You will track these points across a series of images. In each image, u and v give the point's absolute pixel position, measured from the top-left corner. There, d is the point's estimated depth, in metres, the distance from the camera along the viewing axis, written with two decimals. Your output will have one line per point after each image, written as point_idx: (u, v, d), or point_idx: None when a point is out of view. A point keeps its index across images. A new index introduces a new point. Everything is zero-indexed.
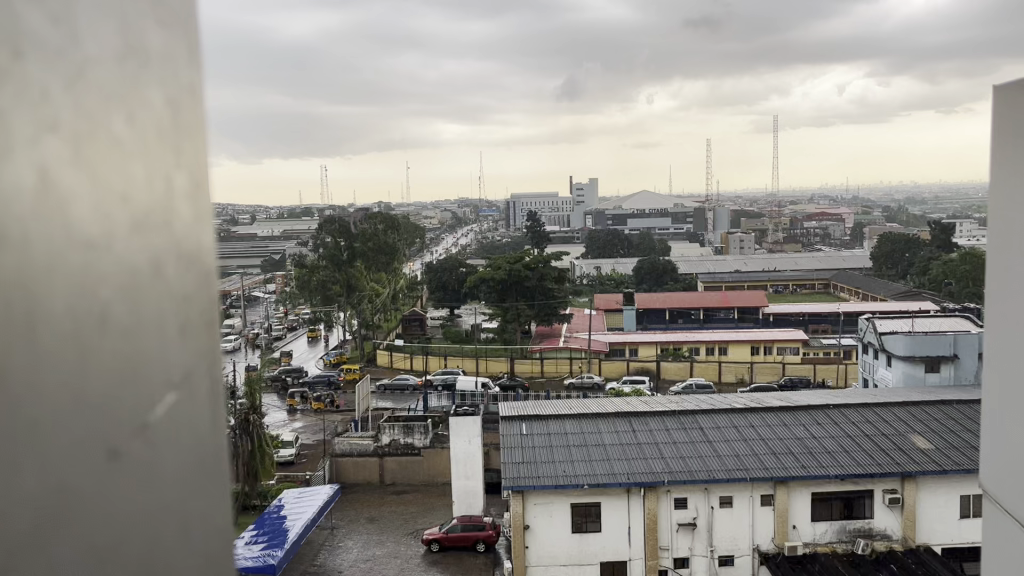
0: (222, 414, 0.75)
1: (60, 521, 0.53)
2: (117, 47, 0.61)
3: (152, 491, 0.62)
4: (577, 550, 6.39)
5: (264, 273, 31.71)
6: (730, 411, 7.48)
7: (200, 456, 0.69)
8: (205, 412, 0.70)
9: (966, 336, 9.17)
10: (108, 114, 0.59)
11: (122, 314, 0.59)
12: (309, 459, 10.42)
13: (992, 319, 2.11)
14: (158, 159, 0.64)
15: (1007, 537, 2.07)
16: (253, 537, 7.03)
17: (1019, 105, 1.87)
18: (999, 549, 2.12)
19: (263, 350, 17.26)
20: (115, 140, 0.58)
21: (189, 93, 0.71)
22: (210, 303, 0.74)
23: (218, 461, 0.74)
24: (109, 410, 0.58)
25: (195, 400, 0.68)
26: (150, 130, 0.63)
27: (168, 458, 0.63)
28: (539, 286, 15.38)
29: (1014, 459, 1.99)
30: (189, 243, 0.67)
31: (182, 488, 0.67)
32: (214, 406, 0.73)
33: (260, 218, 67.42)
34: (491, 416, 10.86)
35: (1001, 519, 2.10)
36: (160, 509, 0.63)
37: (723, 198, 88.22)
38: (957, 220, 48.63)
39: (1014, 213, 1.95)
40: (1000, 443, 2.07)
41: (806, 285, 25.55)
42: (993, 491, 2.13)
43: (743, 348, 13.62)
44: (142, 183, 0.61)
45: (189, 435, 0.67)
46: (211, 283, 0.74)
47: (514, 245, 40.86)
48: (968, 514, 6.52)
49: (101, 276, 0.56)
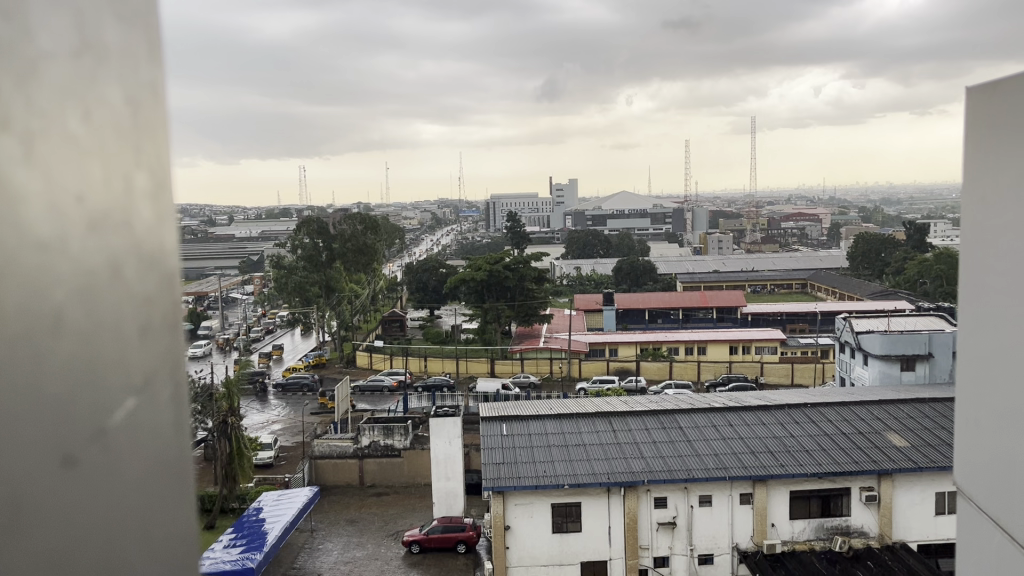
0: (184, 418, 0.88)
1: (13, 523, 0.65)
2: (74, 43, 0.71)
3: (112, 491, 0.76)
4: (558, 551, 6.41)
5: (242, 274, 31.54)
6: (709, 411, 7.54)
7: (161, 458, 0.83)
8: (168, 415, 0.84)
9: (940, 334, 9.31)
10: (65, 117, 0.70)
11: (79, 317, 0.71)
12: (288, 462, 10.38)
13: (965, 318, 2.15)
14: (115, 160, 0.75)
15: (982, 536, 2.09)
16: (231, 541, 6.97)
17: (991, 106, 1.91)
18: (975, 547, 2.14)
19: (238, 353, 17.01)
20: (69, 136, 0.70)
21: (151, 92, 0.82)
22: (173, 308, 0.86)
23: (182, 472, 0.88)
24: (65, 421, 0.70)
25: (155, 403, 0.81)
26: (106, 131, 0.74)
27: (125, 459, 0.77)
28: (520, 285, 15.37)
29: (989, 458, 2.02)
30: (150, 244, 0.79)
31: (142, 500, 0.80)
32: (178, 406, 0.86)
33: (238, 219, 67.09)
34: (471, 418, 10.81)
35: (976, 518, 2.12)
36: (119, 509, 0.77)
37: (701, 199, 88.22)
38: (933, 220, 48.69)
39: (995, 218, 1.95)
40: (975, 442, 2.10)
41: (784, 285, 25.63)
42: (968, 490, 2.16)
43: (721, 348, 13.81)
44: (98, 190, 0.72)
45: (150, 437, 0.81)
46: (177, 287, 0.87)
47: (494, 246, 40.72)
48: (944, 511, 6.63)
49: (56, 276, 0.67)
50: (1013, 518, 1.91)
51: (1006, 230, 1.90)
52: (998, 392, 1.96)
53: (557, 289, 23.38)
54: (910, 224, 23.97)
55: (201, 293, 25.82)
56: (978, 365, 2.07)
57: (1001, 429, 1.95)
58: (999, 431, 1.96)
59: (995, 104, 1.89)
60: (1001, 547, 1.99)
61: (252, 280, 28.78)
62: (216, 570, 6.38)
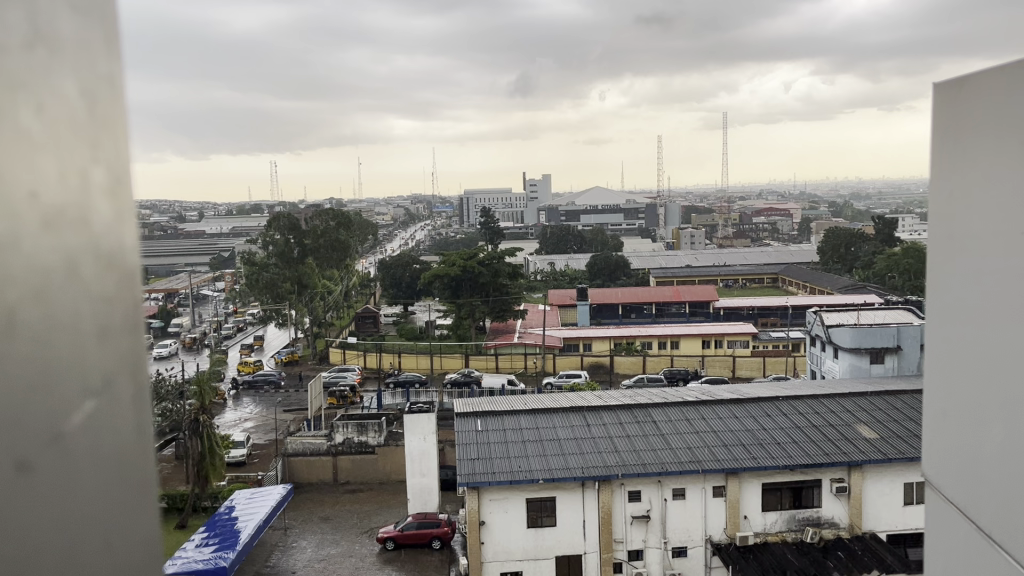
0: (146, 419, 0.85)
1: None
2: (24, 34, 0.67)
3: (73, 488, 0.73)
4: (533, 545, 6.40)
5: (213, 271, 31.18)
6: (682, 405, 7.58)
7: (121, 459, 0.80)
8: (128, 417, 0.81)
9: (909, 327, 9.42)
10: (16, 108, 0.66)
11: (34, 319, 0.67)
12: (261, 460, 10.28)
13: (931, 315, 2.17)
14: (70, 151, 0.72)
15: (950, 526, 2.10)
16: (204, 539, 6.89)
17: (958, 103, 1.92)
18: (941, 538, 2.16)
19: (208, 351, 16.73)
20: (20, 131, 0.66)
21: (108, 88, 0.79)
22: (133, 307, 0.83)
23: (142, 479, 0.85)
24: (20, 426, 0.67)
25: (114, 407, 0.78)
26: (62, 128, 0.71)
27: (81, 460, 0.74)
28: (493, 282, 15.37)
29: (956, 448, 2.03)
30: (108, 244, 0.76)
31: (105, 511, 0.78)
32: (138, 409, 0.84)
33: (209, 213, 66.17)
34: (444, 414, 10.74)
35: (944, 509, 2.13)
36: (78, 510, 0.74)
37: (674, 195, 88.23)
38: (901, 214, 48.91)
39: (958, 213, 1.97)
40: (942, 434, 2.11)
41: (756, 280, 25.73)
42: (936, 482, 2.18)
43: (694, 342, 13.89)
44: (54, 184, 0.69)
45: (110, 439, 0.78)
46: (136, 287, 0.84)
47: (468, 242, 40.56)
48: (912, 501, 6.70)
49: (10, 273, 0.64)
50: (979, 507, 1.92)
51: (967, 225, 1.93)
52: (962, 383, 1.99)
53: (531, 283, 23.37)
54: (878, 219, 24.12)
55: (170, 290, 25.49)
56: (944, 358, 2.09)
57: (965, 421, 1.98)
58: (964, 417, 1.98)
59: (960, 103, 1.91)
60: (966, 536, 2.01)
61: (223, 277, 28.50)
62: (188, 569, 6.29)
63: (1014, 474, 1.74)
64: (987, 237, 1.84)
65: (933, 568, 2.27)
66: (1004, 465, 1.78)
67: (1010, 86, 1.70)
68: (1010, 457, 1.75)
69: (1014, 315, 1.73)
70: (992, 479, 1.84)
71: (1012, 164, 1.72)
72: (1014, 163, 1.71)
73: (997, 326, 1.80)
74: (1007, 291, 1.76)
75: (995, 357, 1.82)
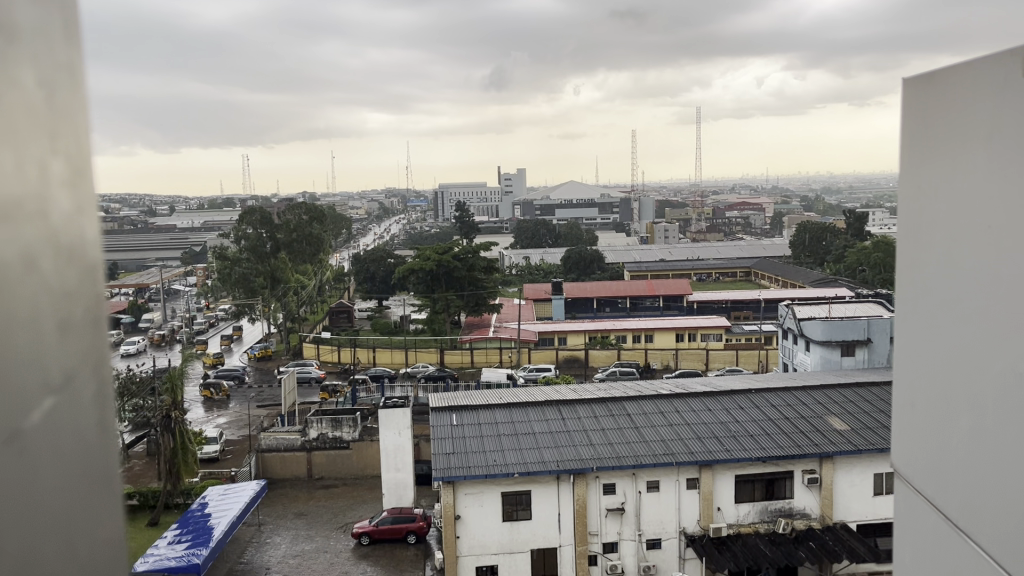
0: (108, 416, 0.84)
1: None
2: None
3: (32, 479, 0.72)
4: (508, 539, 6.41)
5: (184, 266, 30.85)
6: (656, 398, 7.63)
7: (82, 453, 0.79)
8: (90, 414, 0.80)
9: (879, 320, 9.55)
10: None
11: None
12: (234, 456, 10.20)
13: (900, 306, 2.19)
14: (28, 143, 0.70)
15: (918, 515, 2.13)
16: (176, 536, 6.81)
17: (926, 96, 1.95)
18: (909, 527, 2.19)
19: (178, 347, 16.46)
20: None
21: (68, 75, 0.77)
22: (95, 302, 0.82)
23: (105, 475, 0.84)
24: None
25: (75, 402, 0.77)
26: (18, 116, 0.69)
27: (41, 456, 0.72)
28: (468, 276, 15.36)
29: (924, 438, 2.06)
30: (67, 237, 0.75)
31: (65, 509, 0.76)
32: (101, 402, 0.83)
33: (180, 208, 65.42)
34: (419, 408, 10.70)
35: (912, 499, 2.16)
36: (34, 505, 0.72)
37: (648, 189, 88.23)
38: (872, 209, 49.17)
39: (926, 206, 2.00)
40: (911, 427, 2.14)
41: (729, 274, 25.84)
42: (904, 472, 2.21)
43: (667, 336, 13.97)
44: (10, 179, 0.67)
45: (69, 436, 0.76)
46: (98, 281, 0.82)
47: (442, 237, 40.42)
48: (882, 492, 6.80)
49: None
50: (947, 497, 1.95)
51: (936, 221, 1.95)
52: (930, 376, 2.01)
53: (507, 277, 23.37)
54: (850, 213, 24.28)
55: (141, 285, 25.18)
56: (914, 351, 2.11)
57: (933, 414, 2.00)
58: (932, 408, 2.01)
59: (929, 96, 1.94)
60: (934, 526, 2.03)
61: (194, 271, 28.20)
62: (160, 567, 6.22)
63: (981, 465, 1.76)
64: (955, 232, 1.86)
65: (901, 558, 2.30)
66: (972, 457, 1.81)
67: (981, 80, 1.72)
68: (977, 450, 1.78)
69: (983, 305, 1.74)
70: (960, 470, 1.87)
71: (978, 159, 1.74)
72: (983, 155, 1.72)
73: (964, 319, 1.83)
74: (973, 280, 1.78)
75: (961, 352, 1.84)
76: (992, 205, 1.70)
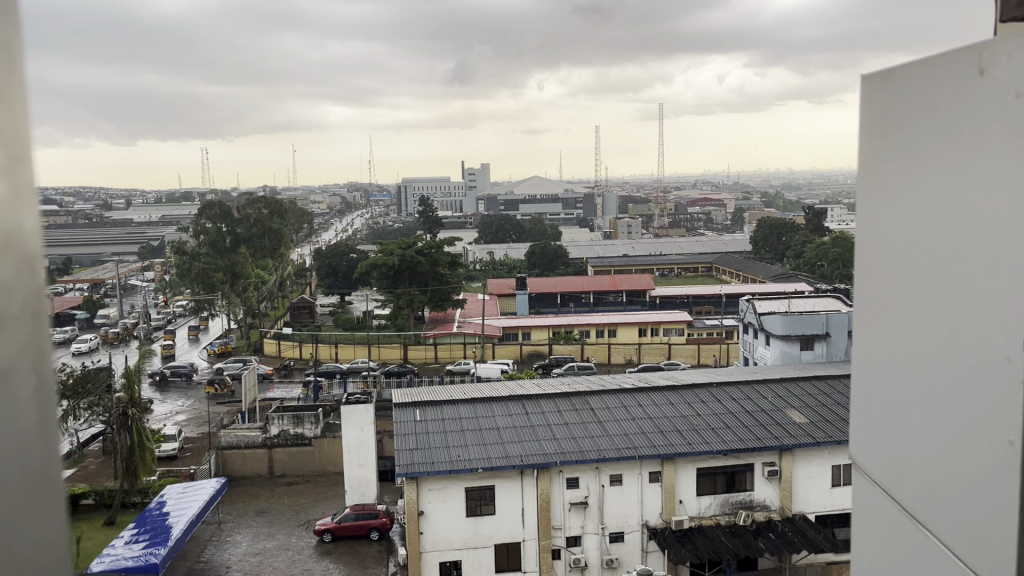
0: (49, 414, 0.94)
1: None
2: None
3: None
4: (472, 534, 6.35)
5: (141, 260, 30.09)
6: (620, 391, 7.62)
7: (19, 446, 0.89)
8: (27, 411, 0.90)
9: (837, 314, 9.65)
10: None
11: None
12: (193, 454, 10.00)
13: (858, 299, 2.17)
14: None
15: (875, 506, 2.12)
16: (133, 536, 6.63)
17: (884, 93, 1.94)
18: (867, 518, 2.18)
19: (134, 346, 16.04)
20: None
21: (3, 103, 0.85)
22: (36, 311, 0.92)
23: (45, 469, 0.94)
24: None
25: (11, 399, 0.87)
26: None
27: None
28: (431, 271, 15.28)
29: (881, 428, 2.05)
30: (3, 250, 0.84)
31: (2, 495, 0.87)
32: (40, 401, 0.92)
33: (136, 202, 64.22)
34: (382, 404, 10.59)
35: (870, 491, 2.15)
36: None
37: (611, 184, 88.25)
38: (831, 205, 49.92)
39: (881, 197, 1.98)
40: (867, 419, 2.13)
41: (690, 269, 25.97)
42: (861, 464, 2.19)
43: (630, 331, 13.97)
44: None
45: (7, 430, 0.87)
46: (38, 292, 0.92)
47: (405, 232, 40.15)
48: (839, 483, 6.88)
49: None
50: (902, 487, 1.94)
51: (893, 213, 1.93)
52: (887, 369, 1.99)
53: (470, 273, 23.35)
54: (809, 210, 24.49)
55: (96, 280, 24.60)
56: (870, 346, 2.10)
57: (888, 405, 1.99)
58: (888, 399, 2.00)
59: (886, 92, 1.93)
60: (892, 519, 2.02)
61: (152, 265, 27.76)
62: (116, 567, 6.04)
63: (936, 457, 1.75)
64: (910, 227, 1.85)
65: (859, 550, 2.29)
66: (927, 449, 1.80)
67: (935, 78, 1.72)
68: (932, 441, 1.77)
69: (937, 297, 1.73)
70: (916, 462, 1.85)
71: (934, 150, 1.73)
72: (938, 147, 1.71)
73: (919, 312, 1.82)
74: (929, 271, 1.77)
75: (918, 347, 1.83)
76: (946, 196, 1.69)
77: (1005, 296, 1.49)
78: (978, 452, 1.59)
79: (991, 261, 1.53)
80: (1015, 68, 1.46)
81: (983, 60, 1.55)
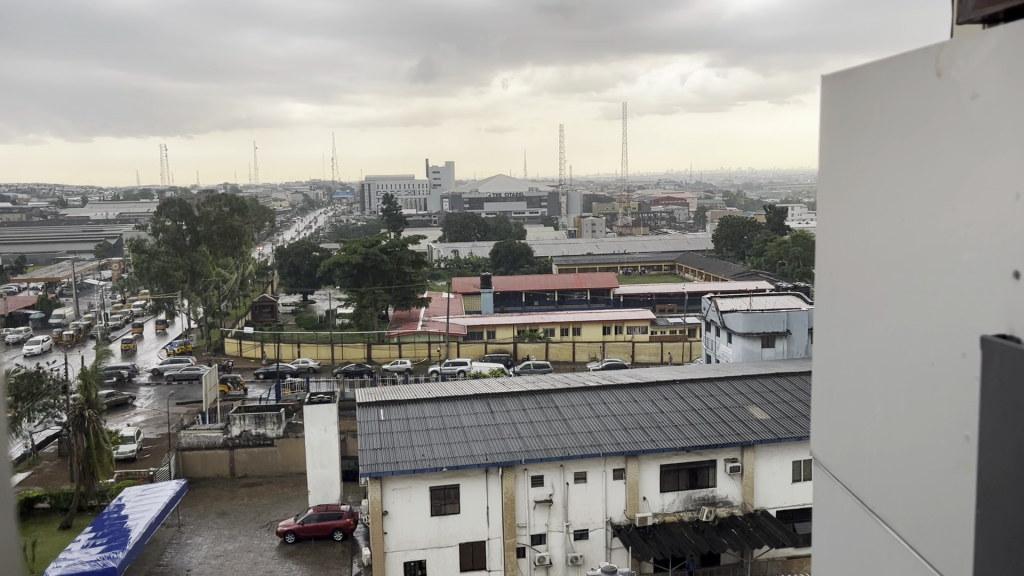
0: None
1: None
2: None
3: None
4: (436, 534, 6.31)
5: (98, 258, 29.40)
6: (584, 390, 7.65)
7: None
8: None
9: (797, 312, 9.79)
10: None
11: None
12: (152, 455, 9.84)
13: (820, 298, 2.18)
14: None
15: (836, 501, 2.13)
16: (91, 539, 6.48)
17: (845, 91, 1.94)
18: (827, 514, 2.20)
19: (89, 347, 15.61)
20: None
21: None
22: None
23: None
24: None
25: None
26: None
27: None
28: (395, 270, 15.15)
29: (842, 424, 2.06)
30: None
31: None
32: None
33: (92, 200, 62.91)
34: (346, 403, 10.49)
35: (830, 487, 2.16)
36: None
37: (575, 184, 88.30)
38: (792, 204, 50.37)
39: (842, 197, 1.99)
40: (829, 417, 2.14)
41: (653, 268, 26.06)
42: (822, 460, 2.20)
43: (594, 328, 14.01)
44: None
45: None
46: None
47: (369, 229, 39.78)
48: (800, 478, 6.97)
49: None
50: (861, 482, 1.96)
51: (853, 213, 1.94)
52: (848, 366, 2.00)
53: (435, 272, 23.22)
54: (770, 209, 24.69)
55: (50, 279, 23.96)
56: (831, 343, 2.11)
57: (849, 401, 2.00)
58: (849, 397, 2.00)
59: (847, 91, 1.93)
60: (853, 513, 2.03)
61: (108, 264, 27.14)
62: (73, 572, 5.90)
63: (894, 450, 1.76)
64: (870, 226, 1.86)
65: (818, 544, 2.30)
66: (885, 445, 1.81)
67: (894, 75, 1.73)
68: (891, 433, 1.78)
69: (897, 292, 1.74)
70: (875, 457, 1.87)
71: (893, 146, 1.74)
72: (897, 146, 1.72)
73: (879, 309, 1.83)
74: (888, 270, 1.78)
75: (878, 342, 1.84)
76: (904, 194, 1.70)
77: (961, 293, 1.50)
78: (934, 446, 1.61)
79: (950, 260, 1.54)
80: (972, 67, 1.48)
81: (941, 61, 1.56)
